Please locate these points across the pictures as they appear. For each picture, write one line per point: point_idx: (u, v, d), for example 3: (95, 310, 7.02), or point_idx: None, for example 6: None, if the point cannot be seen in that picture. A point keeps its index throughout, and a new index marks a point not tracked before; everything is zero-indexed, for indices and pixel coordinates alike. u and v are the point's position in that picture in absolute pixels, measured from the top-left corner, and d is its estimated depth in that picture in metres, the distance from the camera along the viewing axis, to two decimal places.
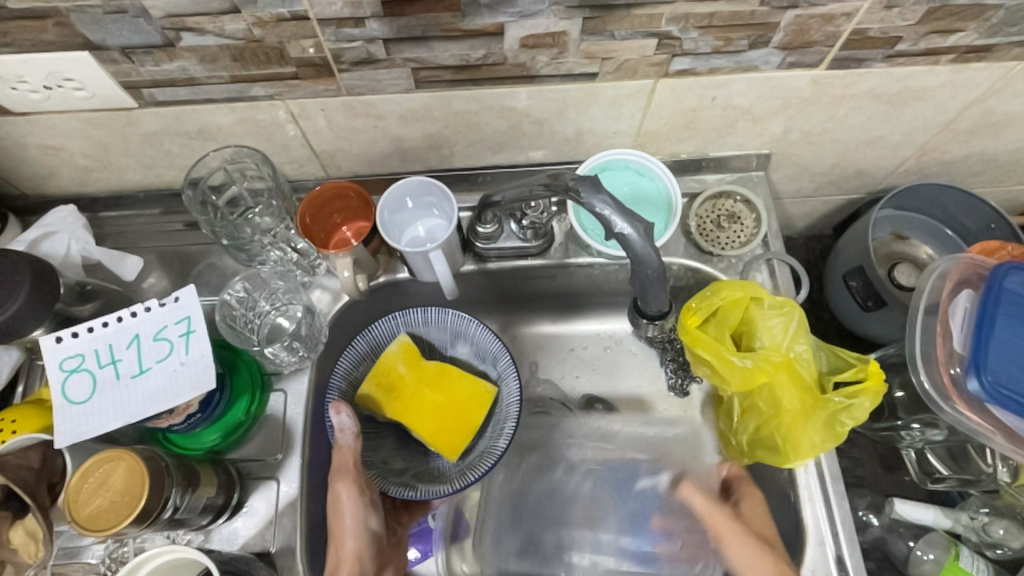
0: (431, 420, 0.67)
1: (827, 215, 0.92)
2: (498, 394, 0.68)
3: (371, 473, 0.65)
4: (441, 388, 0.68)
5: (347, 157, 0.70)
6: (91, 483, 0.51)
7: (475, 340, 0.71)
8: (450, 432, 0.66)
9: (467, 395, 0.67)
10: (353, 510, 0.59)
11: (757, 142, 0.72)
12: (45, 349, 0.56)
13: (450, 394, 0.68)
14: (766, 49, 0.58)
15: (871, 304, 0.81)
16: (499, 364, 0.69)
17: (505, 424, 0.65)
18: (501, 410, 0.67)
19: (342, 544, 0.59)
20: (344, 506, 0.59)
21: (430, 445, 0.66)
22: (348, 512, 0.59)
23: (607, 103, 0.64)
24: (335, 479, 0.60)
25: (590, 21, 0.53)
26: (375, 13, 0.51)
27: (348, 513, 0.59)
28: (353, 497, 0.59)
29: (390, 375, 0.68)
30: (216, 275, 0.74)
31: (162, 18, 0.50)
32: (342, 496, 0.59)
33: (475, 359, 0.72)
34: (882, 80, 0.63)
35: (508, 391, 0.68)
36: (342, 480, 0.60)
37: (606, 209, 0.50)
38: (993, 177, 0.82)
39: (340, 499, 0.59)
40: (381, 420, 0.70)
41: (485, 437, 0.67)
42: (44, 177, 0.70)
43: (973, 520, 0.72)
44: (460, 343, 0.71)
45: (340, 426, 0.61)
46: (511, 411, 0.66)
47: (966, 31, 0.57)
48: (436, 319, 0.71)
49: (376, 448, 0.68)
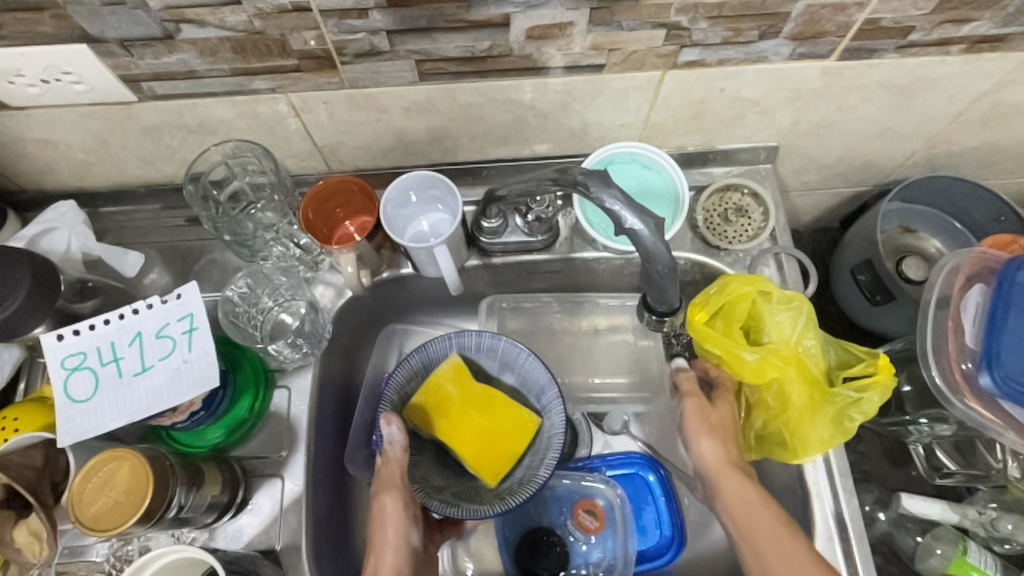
0: (476, 444, 0.65)
1: (834, 207, 0.91)
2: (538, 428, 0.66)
3: (416, 486, 0.63)
4: (488, 413, 0.66)
5: (349, 151, 0.69)
6: (95, 482, 0.50)
7: (524, 370, 0.69)
8: (489, 456, 0.65)
9: (512, 424, 0.66)
10: (395, 521, 0.57)
11: (765, 134, 0.71)
12: (46, 347, 0.55)
13: (497, 421, 0.66)
14: (776, 39, 0.57)
15: (879, 298, 0.80)
16: (545, 396, 0.67)
17: (545, 455, 0.64)
18: (542, 441, 0.66)
19: (382, 556, 0.56)
20: (387, 519, 0.57)
21: (471, 467, 0.65)
22: (392, 522, 0.57)
23: (613, 95, 0.63)
24: (381, 487, 0.59)
25: (598, 11, 0.52)
26: (379, 4, 0.50)
27: (392, 525, 0.57)
28: (399, 508, 0.58)
29: (440, 394, 0.67)
30: (219, 270, 0.73)
31: (161, 10, 0.49)
32: (387, 503, 0.58)
33: (523, 388, 0.70)
34: (894, 70, 0.62)
35: (552, 425, 0.66)
36: (388, 488, 0.58)
37: (616, 204, 0.50)
38: (1002, 169, 0.81)
39: (385, 507, 0.58)
40: (424, 438, 0.68)
41: (524, 469, 0.65)
42: (43, 172, 0.69)
43: (981, 515, 0.71)
44: (507, 373, 0.70)
45: (389, 437, 0.60)
46: (553, 446, 0.65)
47: (981, 21, 0.56)
48: (480, 345, 0.69)
49: (416, 465, 0.66)
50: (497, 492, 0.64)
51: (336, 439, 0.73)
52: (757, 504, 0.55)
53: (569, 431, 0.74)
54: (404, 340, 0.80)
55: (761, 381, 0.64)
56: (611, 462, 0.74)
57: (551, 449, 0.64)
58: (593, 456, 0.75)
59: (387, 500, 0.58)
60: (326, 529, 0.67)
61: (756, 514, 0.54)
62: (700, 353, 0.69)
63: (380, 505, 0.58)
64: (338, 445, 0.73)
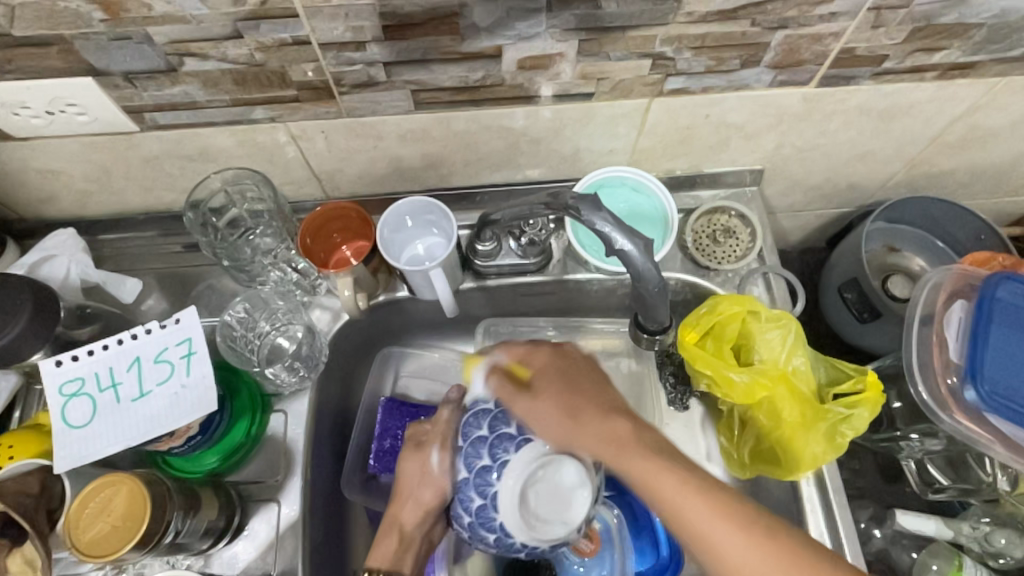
0: (720, 355, 0.67)
1: (820, 228, 0.93)
2: (569, 536, 0.55)
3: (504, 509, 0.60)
4: (721, 343, 0.68)
5: (345, 177, 0.70)
6: (92, 507, 0.50)
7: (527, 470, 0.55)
8: (705, 342, 0.68)
9: (716, 351, 0.67)
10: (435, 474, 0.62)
11: (750, 158, 0.73)
12: (45, 373, 0.55)
13: (717, 346, 0.68)
14: (757, 68, 0.59)
15: (867, 316, 0.82)
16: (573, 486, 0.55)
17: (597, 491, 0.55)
18: (562, 505, 0.54)
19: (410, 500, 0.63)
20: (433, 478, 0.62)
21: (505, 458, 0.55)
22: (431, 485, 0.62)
23: (602, 121, 0.65)
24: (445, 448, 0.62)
25: (586, 43, 0.54)
26: (376, 37, 0.52)
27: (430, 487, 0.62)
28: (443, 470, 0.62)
29: (701, 340, 0.68)
30: (215, 296, 0.74)
31: (166, 44, 0.51)
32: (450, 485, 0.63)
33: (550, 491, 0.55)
34: (871, 97, 0.65)
35: (506, 461, 0.54)
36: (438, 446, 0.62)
37: (607, 226, 0.50)
38: (980, 189, 0.84)
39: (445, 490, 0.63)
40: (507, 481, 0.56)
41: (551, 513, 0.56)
42: (44, 200, 0.70)
43: (975, 530, 0.72)
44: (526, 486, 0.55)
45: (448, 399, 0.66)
46: (531, 531, 0.54)
47: (951, 49, 0.58)
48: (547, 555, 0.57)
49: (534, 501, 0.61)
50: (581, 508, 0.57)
51: (333, 462, 0.73)
52: (664, 482, 0.46)
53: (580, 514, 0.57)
54: (400, 363, 0.79)
55: (753, 400, 0.65)
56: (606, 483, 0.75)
57: (548, 474, 0.54)
58: None
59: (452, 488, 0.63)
60: (322, 555, 0.67)
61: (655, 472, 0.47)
62: (693, 374, 0.70)
63: (444, 489, 0.63)
64: (336, 471, 0.73)
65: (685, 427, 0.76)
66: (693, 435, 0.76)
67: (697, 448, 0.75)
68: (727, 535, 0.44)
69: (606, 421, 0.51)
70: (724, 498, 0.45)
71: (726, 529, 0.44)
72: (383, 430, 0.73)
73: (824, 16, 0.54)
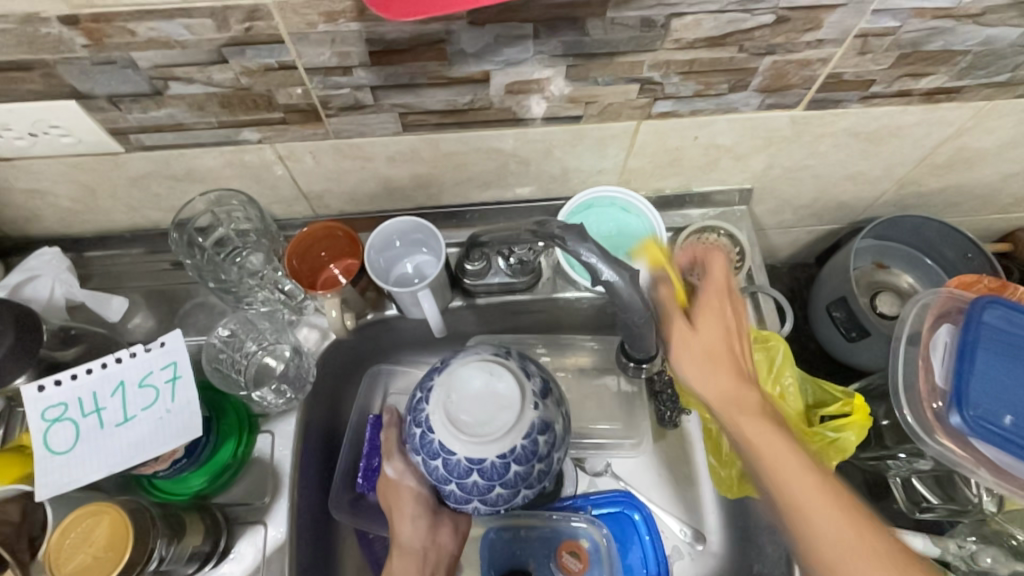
0: None
1: (810, 244, 0.94)
2: (523, 416, 0.55)
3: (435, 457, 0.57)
4: None
5: (334, 196, 0.70)
6: (72, 538, 0.49)
7: (455, 407, 0.55)
8: None
9: None
10: (401, 484, 0.66)
11: (739, 178, 0.74)
12: (27, 399, 0.54)
13: None
14: (746, 92, 0.59)
15: (855, 335, 0.82)
16: (503, 388, 0.55)
17: (507, 370, 0.56)
18: (495, 400, 0.55)
19: (397, 512, 0.66)
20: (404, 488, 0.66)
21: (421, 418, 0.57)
22: (405, 498, 0.66)
23: (591, 142, 0.65)
24: (399, 455, 0.67)
25: (575, 68, 0.54)
26: (363, 63, 0.52)
27: (402, 498, 0.66)
28: (405, 476, 0.66)
29: None
30: (203, 314, 0.73)
31: (150, 69, 0.51)
32: (420, 489, 0.66)
33: (479, 414, 0.55)
34: (859, 119, 0.65)
35: (427, 416, 0.56)
36: (388, 454, 0.67)
37: (593, 257, 0.50)
38: (967, 208, 0.85)
39: (418, 494, 0.66)
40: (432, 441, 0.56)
41: (499, 425, 0.54)
42: (29, 218, 0.69)
43: (960, 548, 0.71)
44: (458, 421, 0.55)
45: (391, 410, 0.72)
46: (491, 442, 0.54)
47: (937, 75, 0.59)
48: (540, 454, 0.56)
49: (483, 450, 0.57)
50: (543, 409, 0.57)
51: (322, 480, 0.73)
52: (786, 482, 0.46)
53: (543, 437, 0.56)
54: (389, 381, 0.80)
55: None
56: (596, 501, 0.75)
57: (461, 392, 0.55)
58: (578, 495, 0.75)
59: (431, 489, 0.66)
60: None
61: (801, 504, 0.46)
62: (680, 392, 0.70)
63: (422, 491, 0.66)
64: (325, 490, 0.73)
65: (675, 441, 0.77)
66: (684, 451, 0.77)
67: (688, 466, 0.77)
68: (855, 558, 0.43)
69: (743, 384, 0.50)
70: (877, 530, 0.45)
71: (856, 546, 0.44)
72: (371, 449, 0.72)
73: (811, 43, 0.54)
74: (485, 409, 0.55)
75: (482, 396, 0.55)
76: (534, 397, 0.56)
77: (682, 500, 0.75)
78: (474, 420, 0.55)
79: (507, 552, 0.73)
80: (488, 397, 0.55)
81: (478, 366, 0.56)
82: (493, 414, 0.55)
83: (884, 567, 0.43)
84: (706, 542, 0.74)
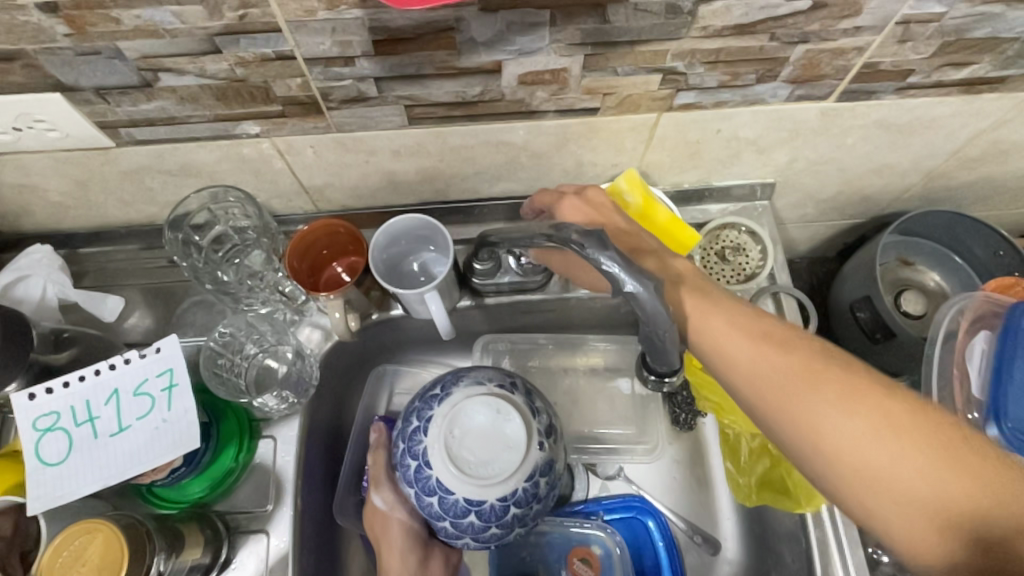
0: None
1: (831, 238, 0.90)
2: (526, 457, 0.53)
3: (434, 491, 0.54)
4: None
5: (337, 191, 0.67)
6: (66, 555, 0.47)
7: (457, 445, 0.53)
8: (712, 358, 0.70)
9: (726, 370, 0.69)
10: (388, 515, 0.63)
11: (761, 172, 0.70)
12: (17, 407, 0.51)
13: None
14: (774, 82, 0.55)
15: (880, 336, 0.79)
16: (510, 427, 0.53)
17: (513, 406, 0.54)
18: (498, 439, 0.53)
19: (384, 546, 0.63)
20: (392, 520, 0.63)
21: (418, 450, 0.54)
22: (393, 532, 0.63)
23: (607, 135, 0.61)
24: (387, 483, 0.64)
25: (593, 58, 0.51)
26: (365, 52, 0.48)
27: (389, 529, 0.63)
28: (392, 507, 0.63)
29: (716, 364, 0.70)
30: (202, 313, 0.71)
31: (138, 59, 0.47)
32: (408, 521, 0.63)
33: (481, 455, 0.52)
34: (893, 111, 0.61)
35: (424, 449, 0.54)
36: (376, 484, 0.64)
37: (614, 265, 0.46)
38: (998, 202, 0.81)
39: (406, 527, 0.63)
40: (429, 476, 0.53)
41: (503, 469, 0.52)
42: (19, 213, 0.67)
43: None
44: (457, 458, 0.52)
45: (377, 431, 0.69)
46: (493, 484, 0.52)
47: (981, 64, 0.55)
48: (540, 496, 0.54)
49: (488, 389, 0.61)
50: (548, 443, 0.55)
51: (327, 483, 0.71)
52: (733, 357, 0.50)
53: (543, 482, 0.54)
54: (394, 380, 0.77)
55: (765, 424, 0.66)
56: (607, 506, 0.72)
57: (463, 428, 0.53)
58: (589, 500, 0.73)
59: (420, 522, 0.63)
60: None
61: (755, 373, 0.49)
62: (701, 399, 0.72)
63: (411, 525, 0.63)
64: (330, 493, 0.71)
65: (690, 443, 0.75)
66: (700, 453, 0.75)
67: (704, 470, 0.74)
68: (826, 407, 0.46)
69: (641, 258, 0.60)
70: (855, 384, 0.46)
71: (823, 400, 0.46)
72: None
73: (848, 31, 0.50)
74: (485, 449, 0.53)
75: (485, 436, 0.53)
76: (539, 435, 0.54)
77: (697, 504, 0.73)
78: (474, 459, 0.52)
79: (516, 558, 0.71)
80: (493, 437, 0.53)
81: (482, 403, 0.54)
82: (494, 456, 0.52)
83: (843, 400, 0.46)
84: (722, 549, 0.71)
